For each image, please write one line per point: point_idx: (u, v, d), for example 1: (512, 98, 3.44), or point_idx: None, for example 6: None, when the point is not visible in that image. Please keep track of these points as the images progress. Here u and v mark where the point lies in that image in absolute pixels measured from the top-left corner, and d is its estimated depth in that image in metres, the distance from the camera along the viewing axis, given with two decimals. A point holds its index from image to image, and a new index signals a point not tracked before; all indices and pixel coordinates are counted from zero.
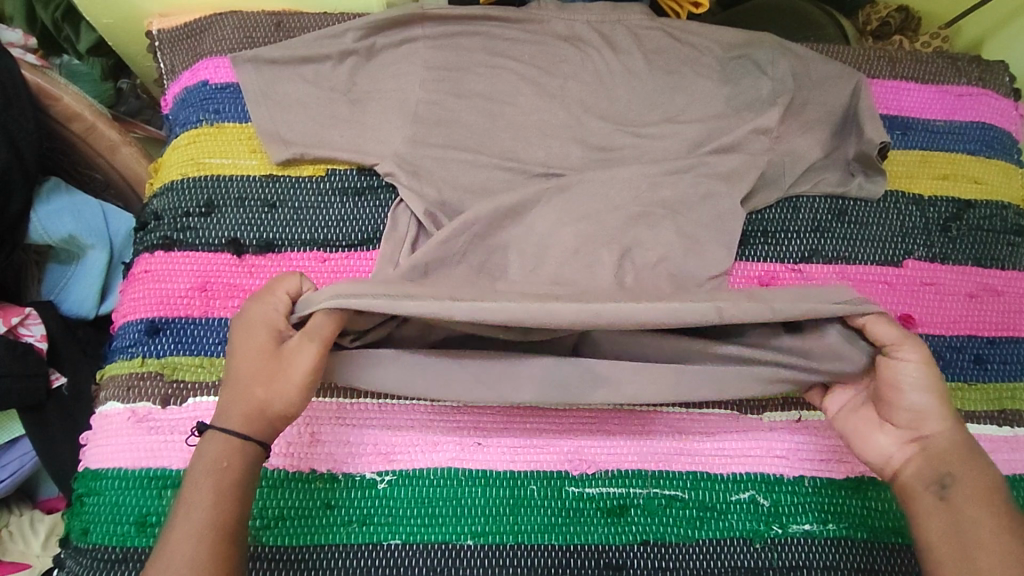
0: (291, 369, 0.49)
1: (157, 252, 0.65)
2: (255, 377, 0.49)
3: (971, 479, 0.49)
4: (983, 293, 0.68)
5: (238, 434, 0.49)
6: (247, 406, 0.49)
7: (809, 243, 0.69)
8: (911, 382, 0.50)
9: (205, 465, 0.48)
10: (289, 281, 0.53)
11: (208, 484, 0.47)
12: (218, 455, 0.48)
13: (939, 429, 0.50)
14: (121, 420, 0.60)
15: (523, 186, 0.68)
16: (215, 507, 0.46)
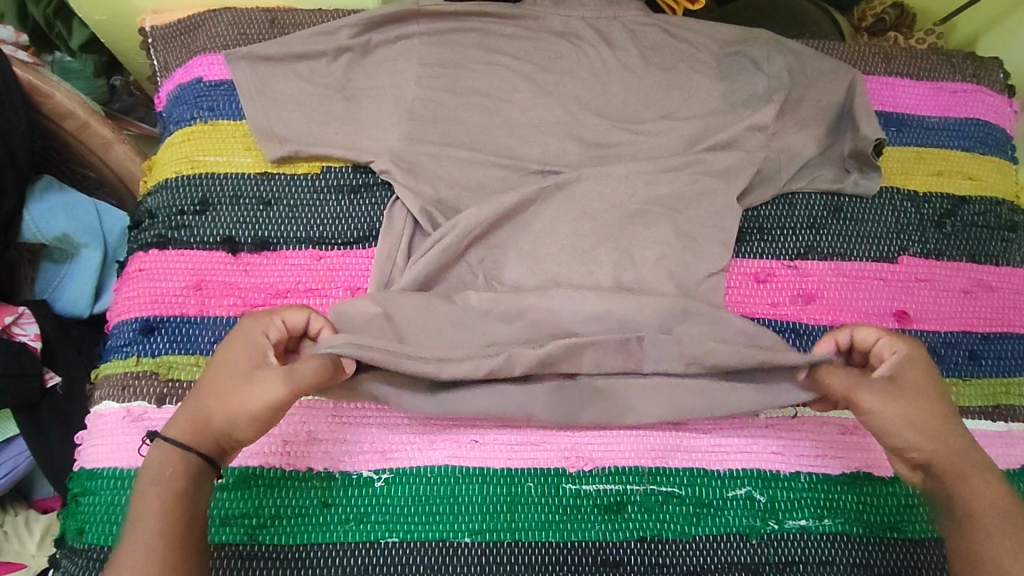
0: (251, 395, 0.50)
1: (150, 251, 0.65)
2: (217, 390, 0.50)
3: (969, 488, 0.51)
4: (977, 289, 0.69)
5: (179, 441, 0.49)
6: (196, 414, 0.50)
7: (805, 240, 0.69)
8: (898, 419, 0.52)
9: (150, 475, 0.47)
10: (296, 312, 0.55)
11: (162, 491, 0.46)
12: (162, 465, 0.48)
13: (935, 450, 0.52)
14: (117, 418, 0.59)
15: (520, 183, 0.68)
16: (167, 514, 0.46)
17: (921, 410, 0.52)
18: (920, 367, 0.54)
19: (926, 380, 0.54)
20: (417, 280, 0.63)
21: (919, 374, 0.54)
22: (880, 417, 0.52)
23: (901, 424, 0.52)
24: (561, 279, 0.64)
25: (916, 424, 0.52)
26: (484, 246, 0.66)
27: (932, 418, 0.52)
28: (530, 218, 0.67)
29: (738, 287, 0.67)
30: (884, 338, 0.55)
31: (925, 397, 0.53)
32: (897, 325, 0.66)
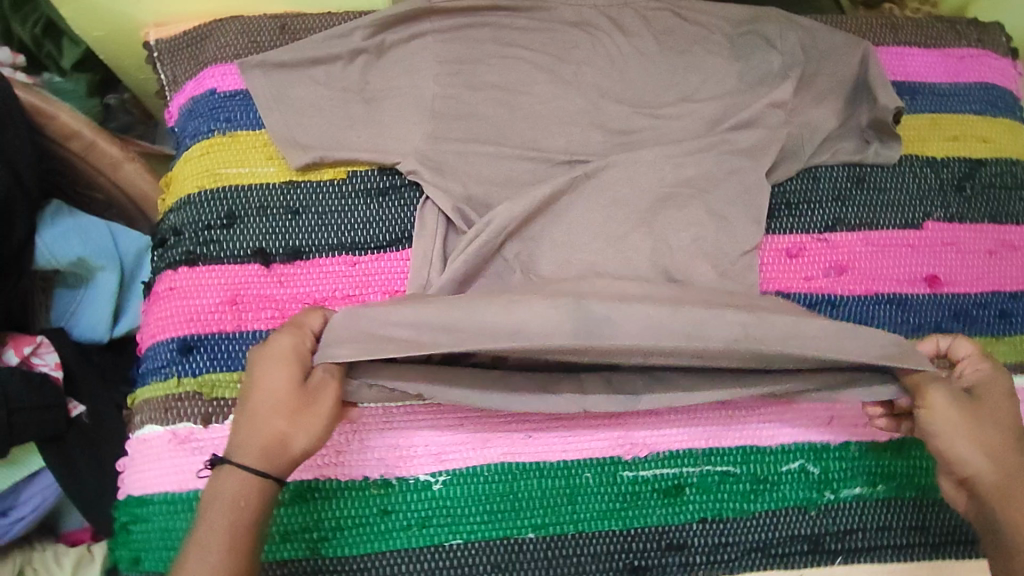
0: (319, 405, 0.51)
1: (180, 268, 0.63)
2: (281, 412, 0.50)
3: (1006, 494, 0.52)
4: (1002, 249, 0.69)
5: (256, 470, 0.49)
6: (269, 440, 0.49)
7: (833, 212, 0.69)
8: (947, 427, 0.53)
9: (223, 502, 0.48)
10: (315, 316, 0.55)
11: (224, 522, 0.48)
12: (237, 493, 0.49)
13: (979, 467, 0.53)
14: (162, 442, 0.58)
15: (548, 175, 0.68)
16: (231, 546, 0.48)
17: (981, 426, 0.53)
18: (1000, 390, 0.55)
19: (1003, 402, 0.55)
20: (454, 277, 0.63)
21: (993, 392, 0.55)
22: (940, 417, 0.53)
23: (959, 433, 0.53)
24: (599, 267, 0.65)
25: (972, 437, 0.53)
26: (515, 242, 0.66)
27: (990, 439, 0.53)
28: (561, 212, 0.67)
29: (771, 264, 0.68)
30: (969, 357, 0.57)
31: (989, 417, 0.54)
32: (929, 290, 0.67)
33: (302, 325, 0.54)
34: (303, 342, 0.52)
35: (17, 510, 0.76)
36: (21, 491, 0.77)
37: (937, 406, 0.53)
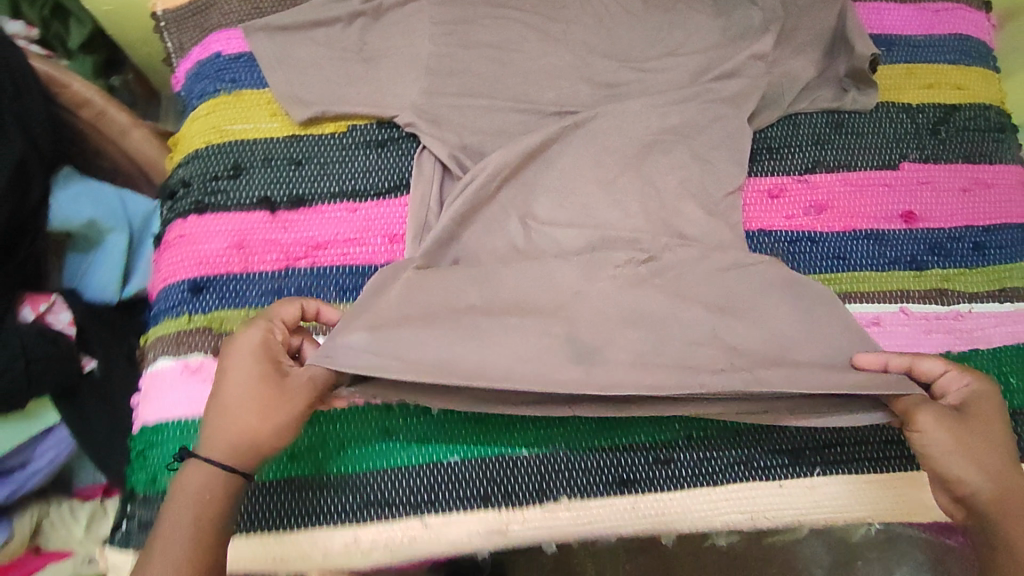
0: (288, 400, 0.52)
1: (189, 217, 0.66)
2: (251, 406, 0.51)
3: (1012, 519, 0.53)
4: (975, 187, 0.72)
5: (223, 462, 0.50)
6: (238, 433, 0.51)
7: (812, 155, 0.72)
8: (941, 449, 0.54)
9: (188, 491, 0.50)
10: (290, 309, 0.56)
11: (187, 513, 0.49)
12: (202, 485, 0.50)
13: (979, 486, 0.53)
14: (174, 373, 0.61)
15: (539, 126, 0.71)
16: (190, 534, 0.49)
17: (977, 447, 0.54)
18: (988, 400, 0.57)
19: (992, 414, 0.56)
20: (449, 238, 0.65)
21: (982, 405, 0.56)
22: (935, 439, 0.54)
23: (954, 454, 0.54)
24: (591, 210, 0.68)
25: (970, 457, 0.54)
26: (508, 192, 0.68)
27: (984, 457, 0.54)
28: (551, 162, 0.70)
29: (752, 204, 0.71)
30: (951, 371, 0.58)
31: (985, 432, 0.55)
32: (905, 225, 0.70)
33: (274, 318, 0.55)
34: (274, 335, 0.54)
35: (33, 463, 0.82)
36: (37, 445, 0.82)
37: (930, 427, 0.54)
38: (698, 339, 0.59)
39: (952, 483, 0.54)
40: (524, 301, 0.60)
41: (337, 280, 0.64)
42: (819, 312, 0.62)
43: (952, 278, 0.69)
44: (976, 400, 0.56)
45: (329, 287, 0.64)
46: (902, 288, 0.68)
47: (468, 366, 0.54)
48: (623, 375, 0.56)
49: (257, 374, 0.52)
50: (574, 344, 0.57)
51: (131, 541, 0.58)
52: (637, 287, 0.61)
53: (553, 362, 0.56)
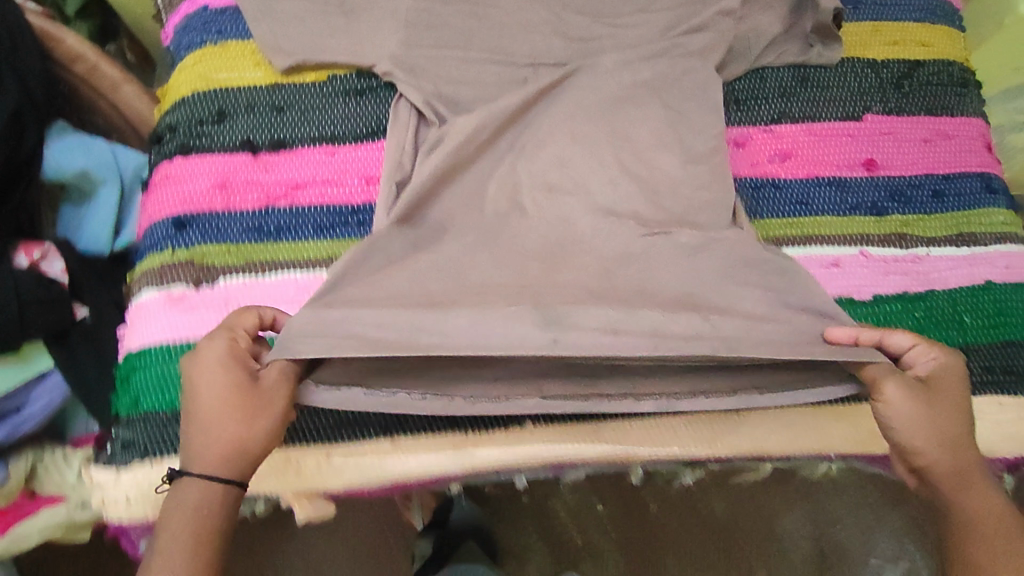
0: (265, 408, 0.52)
1: (174, 159, 0.69)
2: (230, 418, 0.52)
3: (968, 492, 0.56)
4: (936, 138, 0.74)
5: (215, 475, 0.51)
6: (223, 446, 0.52)
7: (778, 107, 0.75)
8: (906, 422, 0.56)
9: (184, 511, 0.51)
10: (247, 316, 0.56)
11: (186, 533, 0.50)
12: (198, 503, 0.51)
13: (939, 460, 0.56)
14: (157, 303, 0.63)
15: (512, 78, 0.74)
16: (194, 551, 0.50)
17: (940, 422, 0.56)
18: (955, 374, 0.58)
19: (958, 386, 0.57)
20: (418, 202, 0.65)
21: (950, 381, 0.57)
22: (898, 410, 0.55)
23: (918, 428, 0.56)
24: (566, 160, 0.70)
25: (934, 433, 0.56)
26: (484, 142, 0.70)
27: (946, 431, 0.56)
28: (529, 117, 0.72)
29: None
30: (920, 346, 0.58)
31: (949, 407, 0.57)
32: (867, 173, 0.72)
33: (237, 328, 0.55)
34: (239, 344, 0.54)
35: (27, 408, 0.83)
36: (30, 390, 0.83)
37: (896, 399, 0.55)
38: (670, 306, 0.59)
39: (915, 457, 0.57)
40: (493, 273, 0.61)
41: (316, 216, 0.67)
42: (790, 279, 0.61)
43: (911, 223, 0.71)
44: (943, 377, 0.57)
45: (308, 225, 0.66)
46: (863, 232, 0.70)
47: (428, 339, 0.53)
48: (589, 339, 0.54)
49: (224, 391, 0.52)
50: (542, 313, 0.55)
51: (115, 460, 0.61)
52: (607, 252, 0.64)
53: (521, 332, 0.54)
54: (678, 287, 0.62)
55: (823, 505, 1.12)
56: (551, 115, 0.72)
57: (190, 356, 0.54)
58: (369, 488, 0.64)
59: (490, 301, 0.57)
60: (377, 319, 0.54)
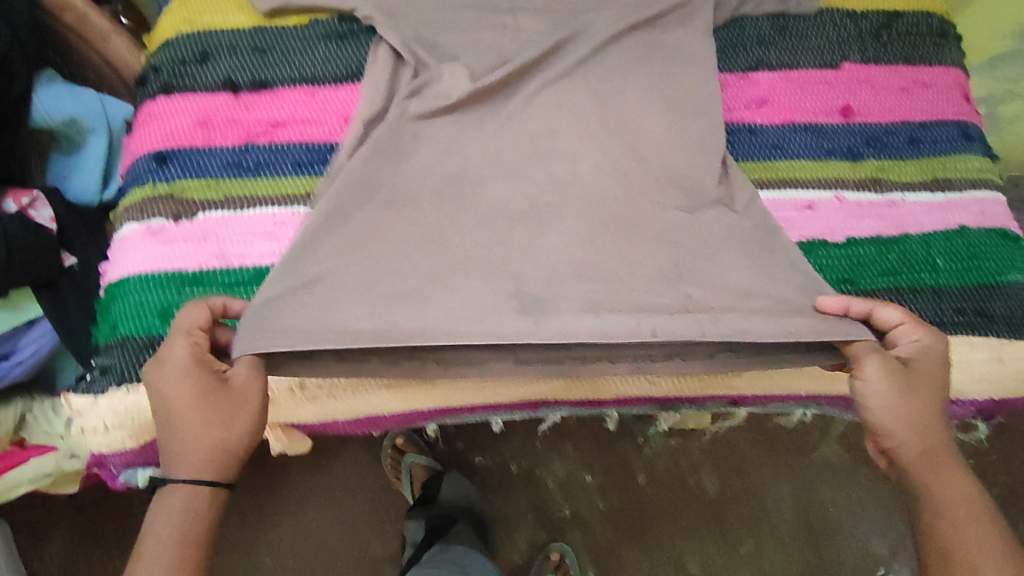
0: (242, 405, 0.55)
1: (157, 98, 0.69)
2: (210, 419, 0.53)
3: (940, 478, 0.57)
4: (913, 87, 0.75)
5: (198, 475, 0.53)
6: (204, 446, 0.53)
7: (756, 55, 0.75)
8: (882, 402, 0.57)
9: (171, 512, 0.53)
10: (200, 313, 0.56)
11: (174, 534, 0.53)
12: (183, 505, 0.53)
13: (910, 444, 0.57)
14: (136, 236, 0.64)
15: (490, 24, 0.73)
16: (180, 550, 0.53)
17: (918, 404, 0.57)
18: (938, 357, 0.59)
19: (938, 369, 0.59)
20: (396, 162, 0.66)
21: (931, 364, 0.58)
22: (874, 389, 0.57)
23: (893, 410, 0.57)
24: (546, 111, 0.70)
25: (909, 416, 0.57)
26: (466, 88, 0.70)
27: (922, 414, 0.57)
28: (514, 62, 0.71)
29: None
30: (906, 325, 0.60)
31: (928, 389, 0.58)
32: (842, 120, 0.73)
33: (192, 327, 0.55)
34: (199, 343, 0.55)
35: (17, 354, 0.83)
36: (20, 336, 0.84)
37: (873, 377, 0.57)
38: (652, 281, 0.63)
39: (888, 439, 0.57)
40: (469, 247, 0.63)
41: (295, 154, 0.68)
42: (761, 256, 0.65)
43: (887, 169, 0.72)
44: (924, 359, 0.59)
45: (287, 161, 0.67)
46: (838, 176, 0.71)
47: (409, 328, 0.59)
48: (566, 327, 0.60)
49: (193, 396, 0.53)
50: (522, 296, 0.61)
51: (93, 386, 0.62)
52: (587, 216, 0.65)
53: (498, 317, 0.60)
54: (658, 258, 0.64)
55: (811, 483, 1.13)
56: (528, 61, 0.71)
57: (155, 361, 0.55)
58: (342, 421, 0.69)
59: (470, 290, 0.61)
60: (360, 310, 0.59)
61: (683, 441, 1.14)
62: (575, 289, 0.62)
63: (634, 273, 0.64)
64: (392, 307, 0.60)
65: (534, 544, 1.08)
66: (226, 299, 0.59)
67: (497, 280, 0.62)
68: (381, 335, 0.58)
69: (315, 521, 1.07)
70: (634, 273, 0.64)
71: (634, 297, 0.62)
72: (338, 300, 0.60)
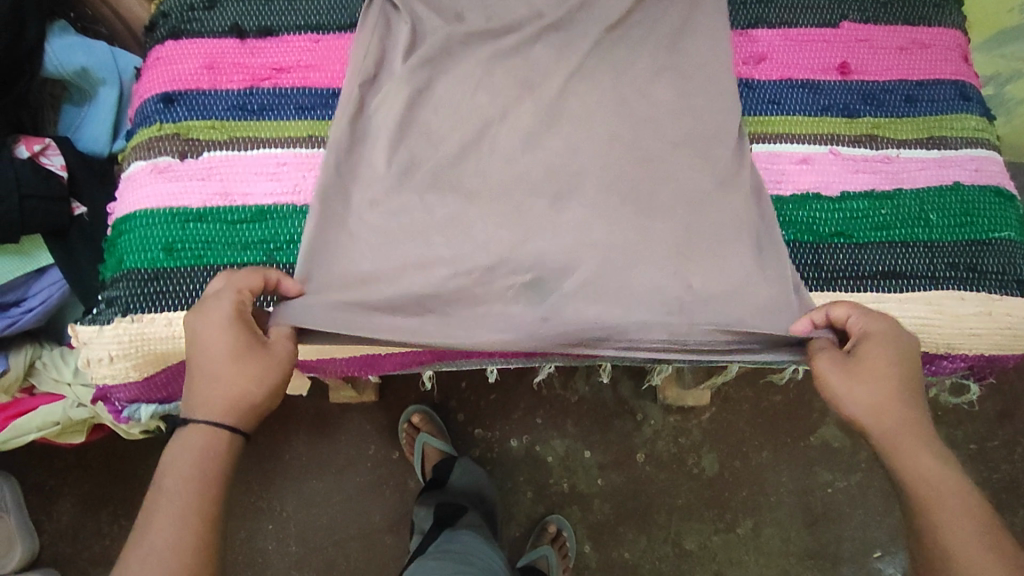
0: (274, 364, 0.56)
1: (166, 42, 0.71)
2: (247, 372, 0.54)
3: (910, 459, 0.54)
4: (913, 47, 0.75)
5: (221, 423, 0.53)
6: (231, 395, 0.54)
7: (754, 13, 0.75)
8: (832, 391, 0.57)
9: (192, 455, 0.52)
10: (255, 279, 0.57)
11: (191, 479, 0.51)
12: (203, 446, 0.53)
13: (869, 426, 0.56)
14: (144, 174, 0.66)
15: None
16: (199, 495, 0.51)
17: (867, 387, 0.56)
18: (887, 341, 0.58)
19: (888, 353, 0.57)
20: (411, 140, 0.68)
21: (878, 348, 0.58)
22: (825, 381, 0.58)
23: (844, 396, 0.57)
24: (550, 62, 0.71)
25: (861, 399, 0.56)
26: (465, 44, 0.71)
27: (873, 396, 0.56)
28: (515, 17, 0.72)
29: None
30: (855, 317, 0.60)
31: (878, 372, 0.56)
32: (840, 78, 0.74)
33: (242, 288, 0.56)
34: (244, 304, 0.56)
35: (28, 302, 0.85)
36: (31, 285, 0.86)
37: (825, 372, 0.58)
38: (659, 262, 0.65)
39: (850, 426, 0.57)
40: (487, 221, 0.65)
41: (300, 98, 0.69)
42: (771, 252, 0.66)
43: (882, 126, 0.73)
44: (868, 342, 0.58)
45: (291, 105, 0.69)
46: (833, 132, 0.72)
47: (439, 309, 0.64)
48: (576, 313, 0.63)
49: (235, 347, 0.54)
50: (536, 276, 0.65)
51: (100, 317, 0.64)
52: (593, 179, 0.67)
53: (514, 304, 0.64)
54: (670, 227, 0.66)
55: (811, 465, 1.12)
56: (531, 14, 0.72)
57: (197, 314, 0.55)
58: (337, 358, 0.72)
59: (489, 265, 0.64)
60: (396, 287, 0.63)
61: (682, 419, 1.13)
62: (581, 274, 0.64)
63: (641, 251, 0.65)
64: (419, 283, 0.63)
65: (531, 518, 1.10)
66: (281, 277, 0.60)
67: (516, 250, 0.65)
68: (417, 312, 0.63)
69: (316, 489, 1.09)
70: (637, 257, 0.65)
71: (635, 275, 0.64)
72: (376, 277, 0.64)
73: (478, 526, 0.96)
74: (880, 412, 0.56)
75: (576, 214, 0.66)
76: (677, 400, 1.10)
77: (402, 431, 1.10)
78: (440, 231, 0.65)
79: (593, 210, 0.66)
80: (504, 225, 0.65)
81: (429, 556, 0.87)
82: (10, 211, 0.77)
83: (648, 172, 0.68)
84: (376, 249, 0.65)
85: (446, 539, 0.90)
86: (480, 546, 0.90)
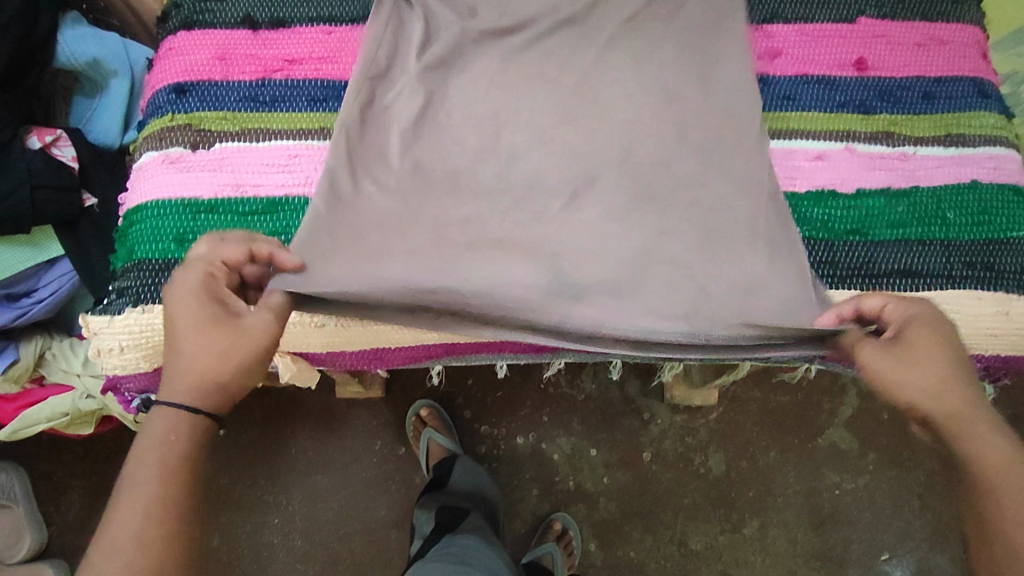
0: (244, 342, 0.53)
1: (179, 33, 0.71)
2: (211, 350, 0.52)
3: (979, 445, 0.52)
4: (931, 43, 0.74)
5: (188, 406, 0.52)
6: (199, 376, 0.52)
7: (771, 7, 0.74)
8: (887, 378, 0.53)
9: (152, 440, 0.51)
10: (236, 251, 0.56)
11: (153, 459, 0.50)
12: (168, 429, 0.51)
13: (936, 407, 0.52)
14: (156, 163, 0.66)
15: None
16: (162, 478, 0.50)
17: (923, 366, 0.53)
18: (932, 323, 0.55)
19: (938, 335, 0.54)
20: (425, 132, 0.68)
21: (925, 329, 0.54)
22: (875, 369, 0.54)
23: (902, 380, 0.53)
24: (561, 57, 0.71)
25: (921, 381, 0.53)
26: (477, 37, 0.71)
27: (938, 374, 0.53)
28: (527, 11, 0.71)
29: None
30: (892, 303, 0.57)
31: (933, 355, 0.53)
32: (856, 74, 0.73)
33: (213, 259, 0.55)
34: (215, 277, 0.55)
35: (38, 293, 0.85)
36: (42, 276, 0.86)
37: (872, 359, 0.54)
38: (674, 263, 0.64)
39: (912, 410, 0.53)
40: (502, 213, 0.66)
41: (311, 90, 0.69)
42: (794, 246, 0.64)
43: (898, 123, 0.72)
44: (913, 325, 0.54)
45: (302, 97, 0.69)
46: (849, 128, 0.71)
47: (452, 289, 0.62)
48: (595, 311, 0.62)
49: (200, 325, 0.53)
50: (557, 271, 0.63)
51: (110, 307, 0.64)
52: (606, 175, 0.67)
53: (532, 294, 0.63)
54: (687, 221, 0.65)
55: (819, 466, 1.11)
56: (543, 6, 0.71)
57: (171, 286, 0.55)
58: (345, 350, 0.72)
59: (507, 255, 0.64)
60: (410, 268, 0.62)
61: (689, 418, 1.13)
62: (598, 273, 0.64)
63: (659, 256, 0.64)
64: (434, 268, 0.62)
65: (536, 516, 1.09)
66: (275, 248, 0.57)
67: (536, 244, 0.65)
68: (427, 293, 0.61)
69: (322, 483, 1.09)
70: (655, 254, 0.65)
71: (657, 268, 0.64)
72: (388, 259, 0.62)
73: (481, 527, 0.95)
74: (948, 390, 0.52)
75: (587, 220, 0.65)
76: (685, 400, 1.09)
77: (410, 425, 1.10)
78: (456, 222, 0.65)
79: (606, 216, 0.65)
80: (518, 221, 0.65)
81: (430, 558, 0.86)
82: (21, 202, 0.77)
83: (660, 173, 0.67)
84: (389, 233, 0.63)
85: (448, 543, 0.89)
86: (482, 548, 0.89)
